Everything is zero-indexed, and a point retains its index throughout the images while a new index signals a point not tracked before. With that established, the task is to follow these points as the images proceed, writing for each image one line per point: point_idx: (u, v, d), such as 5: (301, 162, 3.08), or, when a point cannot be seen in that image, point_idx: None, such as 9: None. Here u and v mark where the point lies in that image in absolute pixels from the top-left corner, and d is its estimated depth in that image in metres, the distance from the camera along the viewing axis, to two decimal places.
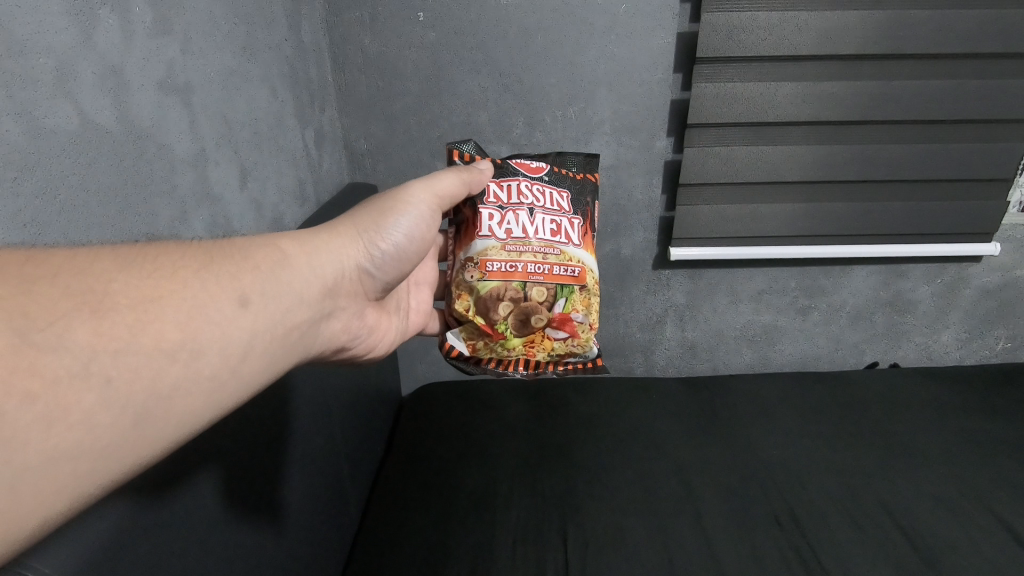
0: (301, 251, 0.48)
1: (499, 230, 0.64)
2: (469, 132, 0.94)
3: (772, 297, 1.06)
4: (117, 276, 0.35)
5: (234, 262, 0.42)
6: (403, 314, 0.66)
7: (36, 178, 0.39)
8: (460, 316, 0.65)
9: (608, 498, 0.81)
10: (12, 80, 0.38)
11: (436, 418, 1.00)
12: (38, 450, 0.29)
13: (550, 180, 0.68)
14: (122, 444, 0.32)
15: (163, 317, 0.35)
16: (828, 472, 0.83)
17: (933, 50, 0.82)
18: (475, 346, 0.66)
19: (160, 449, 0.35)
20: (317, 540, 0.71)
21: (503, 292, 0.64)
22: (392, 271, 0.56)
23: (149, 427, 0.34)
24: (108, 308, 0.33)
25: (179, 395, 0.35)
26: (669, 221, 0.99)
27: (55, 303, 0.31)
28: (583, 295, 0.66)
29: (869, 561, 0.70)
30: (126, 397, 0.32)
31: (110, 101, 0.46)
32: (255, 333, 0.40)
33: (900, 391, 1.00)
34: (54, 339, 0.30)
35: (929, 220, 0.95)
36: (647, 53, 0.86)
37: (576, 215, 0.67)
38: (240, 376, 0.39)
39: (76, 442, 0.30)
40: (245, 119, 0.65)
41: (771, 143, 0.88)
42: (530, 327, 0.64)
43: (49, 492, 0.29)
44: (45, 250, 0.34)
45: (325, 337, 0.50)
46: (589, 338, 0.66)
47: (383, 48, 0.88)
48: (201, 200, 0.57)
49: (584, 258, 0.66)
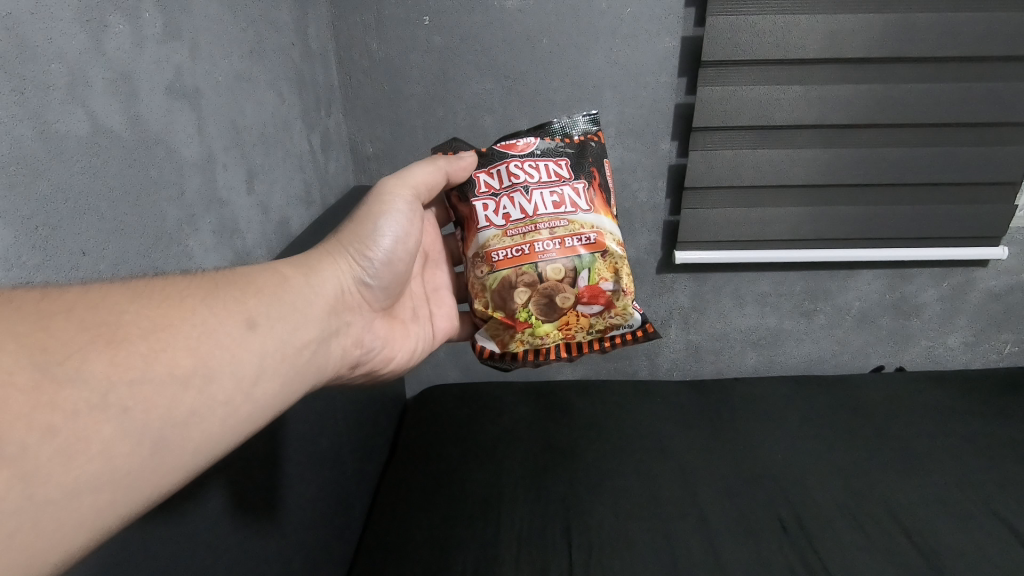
0: (301, 274, 0.49)
1: (497, 217, 0.64)
2: (473, 136, 0.94)
3: (776, 300, 1.06)
4: (128, 306, 0.35)
5: (238, 288, 0.42)
6: (424, 323, 0.67)
7: (48, 184, 0.40)
8: (481, 315, 0.65)
9: (612, 501, 0.80)
10: (25, 85, 0.38)
11: (442, 421, 1.00)
12: (60, 483, 0.29)
13: (542, 153, 0.65)
14: (141, 474, 0.33)
15: (175, 344, 0.35)
16: (833, 476, 0.83)
17: (938, 53, 0.82)
18: (504, 340, 0.65)
19: (177, 478, 0.35)
20: (321, 543, 0.71)
21: (516, 278, 0.63)
22: (389, 278, 0.57)
23: (166, 454, 0.34)
24: (123, 339, 0.33)
25: (195, 422, 0.35)
26: (673, 224, 1.00)
27: (71, 335, 0.32)
28: (607, 262, 0.64)
29: (874, 565, 0.70)
30: (143, 426, 0.33)
31: (122, 112, 0.46)
32: (265, 355, 0.41)
33: (906, 395, 0.99)
34: (72, 371, 0.31)
35: (935, 224, 0.95)
36: (651, 57, 0.87)
37: (579, 179, 0.65)
38: (255, 399, 0.40)
39: (96, 472, 0.30)
40: (252, 124, 0.66)
41: (775, 146, 0.88)
42: (558, 308, 0.63)
43: (71, 524, 0.29)
44: (57, 287, 0.34)
45: (337, 355, 0.51)
46: (627, 305, 0.65)
47: (389, 52, 0.88)
48: (209, 205, 0.57)
49: (597, 222, 0.65)
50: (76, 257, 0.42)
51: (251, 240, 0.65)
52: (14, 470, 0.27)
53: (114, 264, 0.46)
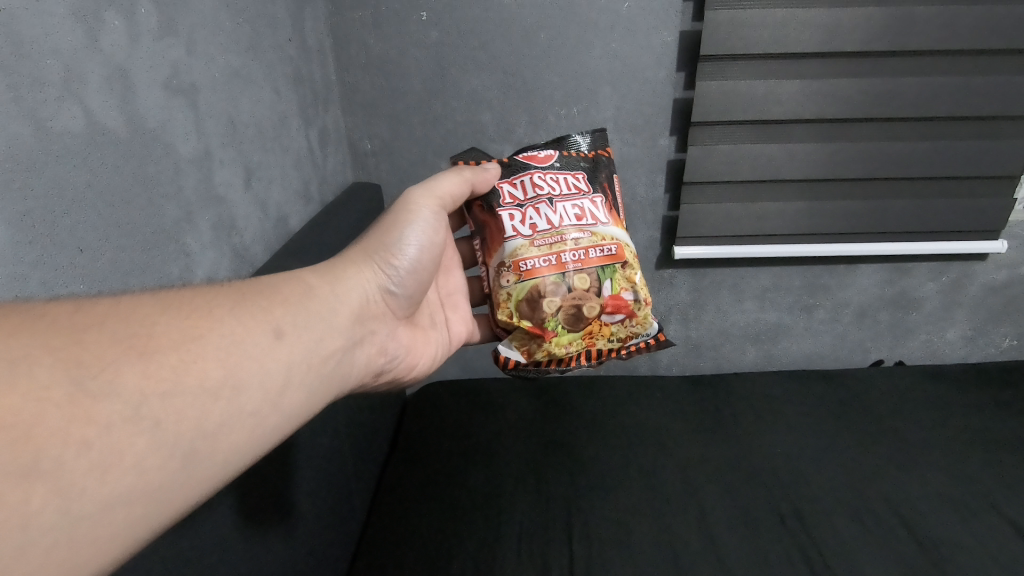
0: (326, 282, 0.49)
1: (524, 227, 0.63)
2: (472, 131, 0.94)
3: (775, 295, 1.06)
4: (159, 318, 0.35)
5: (264, 297, 0.42)
6: (441, 328, 0.67)
7: (43, 180, 0.40)
8: (505, 324, 0.64)
9: (612, 496, 0.81)
10: (19, 80, 0.38)
11: (446, 419, 0.99)
12: (92, 498, 0.29)
13: (561, 167, 0.66)
14: (171, 486, 0.33)
15: (205, 356, 0.36)
16: (833, 469, 0.83)
17: (938, 46, 0.81)
18: (529, 351, 0.64)
19: (205, 491, 0.35)
20: (328, 539, 0.71)
21: (541, 289, 0.62)
22: (414, 286, 0.56)
23: (196, 467, 0.34)
24: (154, 351, 0.33)
25: (224, 433, 0.36)
26: (672, 220, 0.99)
27: (104, 349, 0.32)
28: (626, 273, 0.64)
29: (874, 559, 0.70)
30: (174, 439, 0.33)
31: (120, 112, 0.46)
32: (292, 365, 0.41)
33: (905, 389, 1.00)
34: (105, 386, 0.31)
35: (934, 218, 0.95)
36: (650, 52, 0.86)
37: (597, 193, 0.66)
38: (281, 409, 0.40)
39: (129, 487, 0.31)
40: (249, 121, 0.66)
41: (775, 141, 0.88)
42: (584, 319, 0.63)
43: (105, 538, 0.30)
44: (91, 298, 0.34)
45: (361, 363, 0.51)
46: (647, 316, 0.65)
47: (386, 48, 0.88)
48: (206, 201, 0.57)
49: (616, 234, 0.65)
50: (74, 253, 0.42)
51: (249, 238, 0.65)
52: (49, 485, 0.27)
53: (111, 262, 0.46)
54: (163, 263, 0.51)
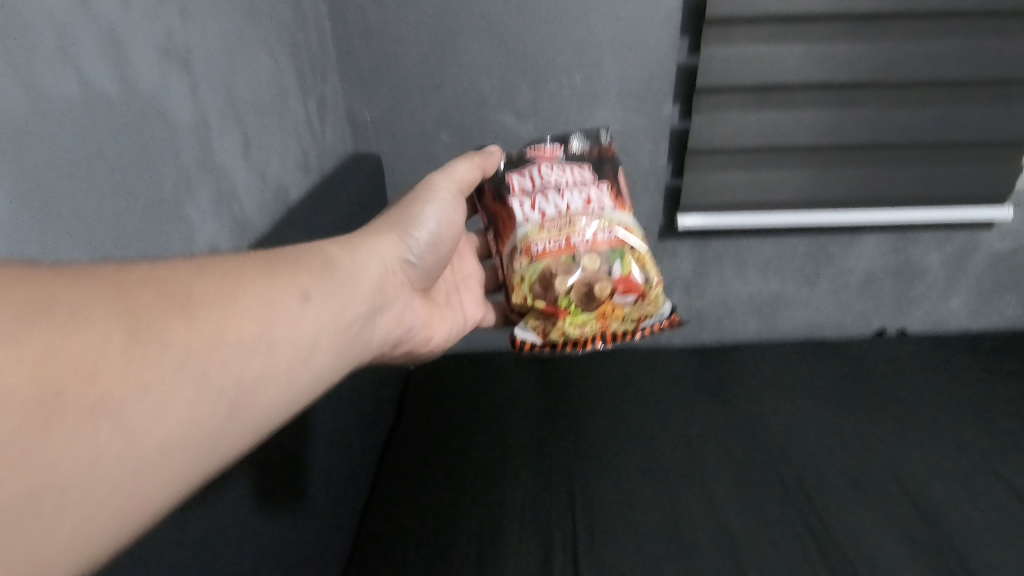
0: (346, 251, 0.48)
1: (534, 213, 0.63)
2: (471, 102, 0.92)
3: (779, 266, 1.06)
4: (197, 275, 0.35)
5: (291, 262, 0.42)
6: (456, 306, 0.67)
7: (36, 144, 0.39)
8: (518, 308, 0.64)
9: (615, 467, 0.81)
10: (10, 43, 0.37)
11: (453, 393, 1.00)
12: (140, 441, 0.29)
13: (567, 161, 0.68)
14: (214, 438, 0.33)
15: (242, 315, 0.36)
16: (834, 440, 0.84)
17: (948, 6, 0.79)
18: (544, 332, 0.63)
19: (245, 446, 0.35)
20: (334, 512, 0.72)
21: (554, 269, 0.62)
22: (431, 259, 0.59)
23: (238, 420, 0.34)
24: (195, 305, 0.33)
25: (261, 389, 0.36)
26: (676, 189, 0.98)
27: (149, 299, 0.31)
28: (638, 255, 0.63)
29: (873, 526, 0.71)
30: (218, 390, 0.33)
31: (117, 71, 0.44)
32: (322, 329, 0.41)
33: (906, 360, 1.00)
34: (152, 335, 0.31)
35: (940, 187, 0.93)
36: (654, 16, 0.84)
37: (603, 181, 0.66)
38: (313, 370, 0.40)
39: (174, 433, 0.31)
40: (245, 89, 0.64)
41: (779, 108, 0.87)
42: (597, 298, 0.62)
43: (151, 481, 0.30)
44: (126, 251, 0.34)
45: (381, 332, 0.51)
46: (659, 296, 0.64)
47: (384, 15, 0.86)
48: (205, 169, 0.57)
49: (626, 218, 0.64)
50: (71, 220, 0.42)
51: (251, 207, 0.65)
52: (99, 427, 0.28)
53: (110, 230, 0.45)
54: (162, 232, 0.50)
